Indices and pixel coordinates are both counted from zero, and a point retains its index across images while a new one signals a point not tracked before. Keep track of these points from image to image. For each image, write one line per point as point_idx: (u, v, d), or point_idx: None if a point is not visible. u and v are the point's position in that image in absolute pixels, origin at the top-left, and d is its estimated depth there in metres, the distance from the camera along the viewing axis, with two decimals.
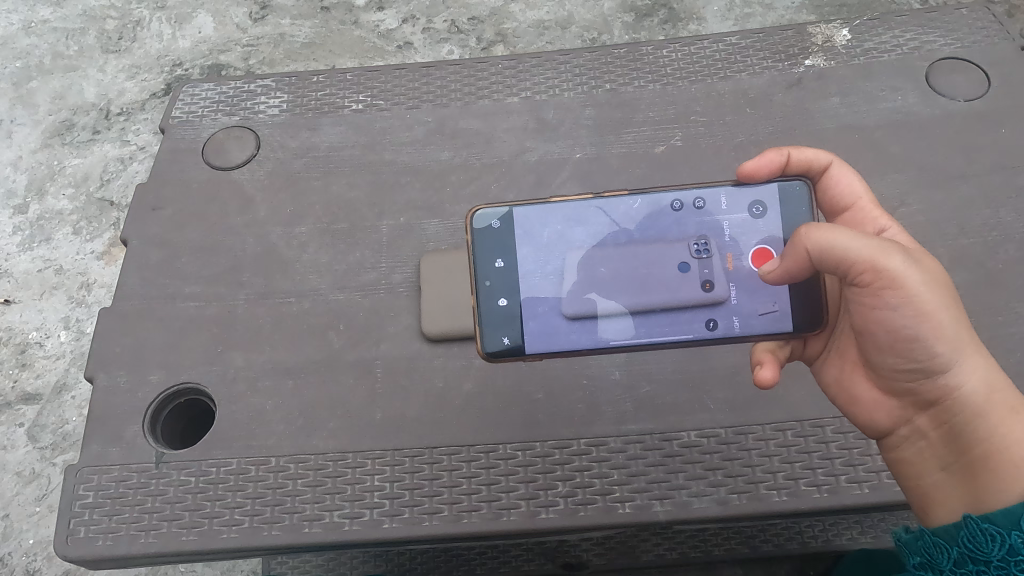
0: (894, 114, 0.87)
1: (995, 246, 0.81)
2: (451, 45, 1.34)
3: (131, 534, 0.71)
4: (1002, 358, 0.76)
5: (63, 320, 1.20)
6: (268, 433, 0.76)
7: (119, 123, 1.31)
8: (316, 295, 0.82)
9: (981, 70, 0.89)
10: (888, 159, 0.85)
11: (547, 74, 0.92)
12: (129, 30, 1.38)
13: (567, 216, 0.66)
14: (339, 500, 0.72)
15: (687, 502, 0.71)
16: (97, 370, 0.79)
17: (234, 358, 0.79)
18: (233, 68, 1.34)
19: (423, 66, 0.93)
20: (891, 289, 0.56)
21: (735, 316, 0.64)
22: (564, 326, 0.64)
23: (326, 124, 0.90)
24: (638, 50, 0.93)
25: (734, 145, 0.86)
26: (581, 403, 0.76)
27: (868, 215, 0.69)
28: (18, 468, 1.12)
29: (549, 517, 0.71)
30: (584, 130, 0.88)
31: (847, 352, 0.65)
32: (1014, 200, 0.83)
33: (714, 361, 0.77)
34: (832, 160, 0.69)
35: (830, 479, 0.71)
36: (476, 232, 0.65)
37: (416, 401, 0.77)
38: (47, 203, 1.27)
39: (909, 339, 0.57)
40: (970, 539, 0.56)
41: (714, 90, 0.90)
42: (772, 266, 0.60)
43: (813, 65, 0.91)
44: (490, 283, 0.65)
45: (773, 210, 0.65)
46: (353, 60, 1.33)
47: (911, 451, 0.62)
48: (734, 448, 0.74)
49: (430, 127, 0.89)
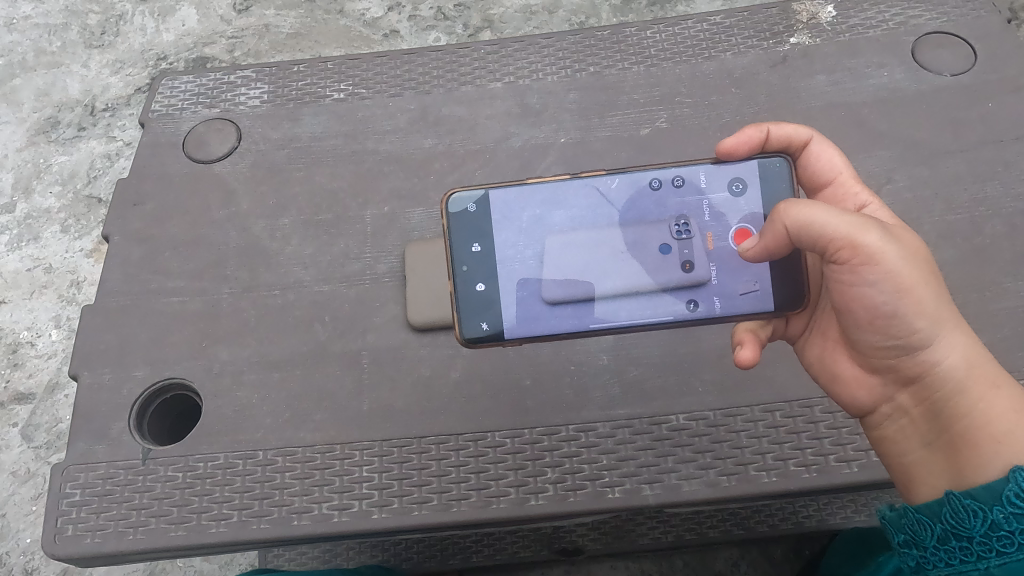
0: (880, 90, 0.86)
1: (982, 221, 0.80)
2: (438, 32, 1.33)
3: (119, 531, 0.71)
4: (991, 334, 0.75)
5: (54, 318, 1.20)
6: (256, 426, 0.76)
7: (104, 119, 1.30)
8: (300, 287, 0.81)
9: (967, 45, 0.88)
10: (874, 136, 0.84)
11: (530, 58, 0.91)
12: (112, 24, 1.36)
13: (545, 199, 0.66)
14: (328, 492, 0.72)
15: (677, 485, 0.71)
16: (82, 367, 0.79)
17: (219, 353, 0.79)
18: (219, 60, 1.33)
19: (405, 53, 0.92)
20: (869, 265, 0.56)
21: (716, 296, 0.64)
22: (543, 312, 0.64)
23: (308, 115, 0.89)
24: (621, 32, 0.92)
25: (719, 126, 0.86)
26: (569, 389, 0.76)
27: (849, 190, 0.69)
28: (13, 468, 1.12)
29: (539, 503, 0.71)
30: (568, 114, 0.87)
31: (829, 330, 0.65)
32: (1001, 173, 0.82)
33: (701, 343, 0.77)
34: (812, 135, 0.68)
35: (819, 459, 0.71)
36: (453, 216, 0.64)
37: (403, 391, 0.77)
38: (34, 202, 1.26)
39: (887, 314, 0.57)
40: (952, 515, 0.56)
41: (699, 71, 0.89)
42: (750, 243, 0.60)
43: (798, 42, 0.90)
44: (467, 267, 0.64)
45: (753, 187, 0.64)
46: (340, 50, 1.32)
47: (892, 428, 0.62)
48: (723, 430, 0.73)
49: (413, 114, 0.89)
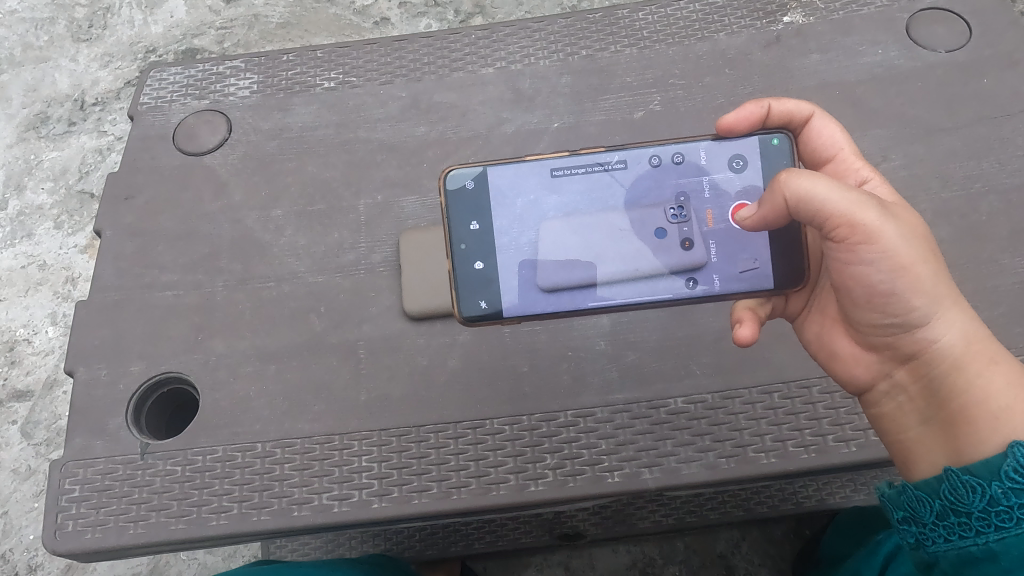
0: (875, 68, 0.86)
1: (978, 198, 0.80)
2: (429, 19, 1.32)
3: (119, 526, 0.71)
4: (986, 311, 0.75)
5: (50, 316, 1.19)
6: (254, 418, 0.75)
7: (95, 114, 1.30)
8: (295, 278, 0.81)
9: (963, 21, 0.88)
10: (869, 115, 0.84)
11: (521, 42, 0.90)
12: (100, 17, 1.35)
13: (542, 176, 0.65)
14: (328, 482, 0.72)
15: (676, 468, 0.71)
16: (76, 363, 0.79)
17: (215, 346, 0.79)
18: (208, 52, 1.32)
19: (395, 40, 0.91)
20: (866, 243, 0.55)
21: (715, 274, 0.64)
22: (542, 292, 0.64)
23: (298, 104, 0.89)
24: (613, 14, 0.91)
25: (713, 107, 0.85)
26: (567, 374, 0.76)
27: (851, 166, 0.68)
28: (14, 466, 1.12)
29: (539, 489, 0.71)
30: (560, 99, 0.87)
31: (827, 308, 0.65)
32: (997, 149, 0.82)
33: (698, 327, 0.77)
34: (813, 111, 0.68)
35: (818, 440, 0.71)
36: (450, 193, 0.64)
37: (400, 380, 0.76)
38: (26, 198, 1.25)
39: (884, 293, 0.57)
40: (950, 492, 0.55)
41: (692, 52, 0.88)
42: (748, 213, 0.61)
43: (792, 21, 0.89)
44: (465, 245, 0.64)
45: (753, 163, 0.64)
46: (330, 38, 1.31)
47: (891, 406, 0.62)
48: (722, 413, 0.73)
49: (404, 102, 0.88)
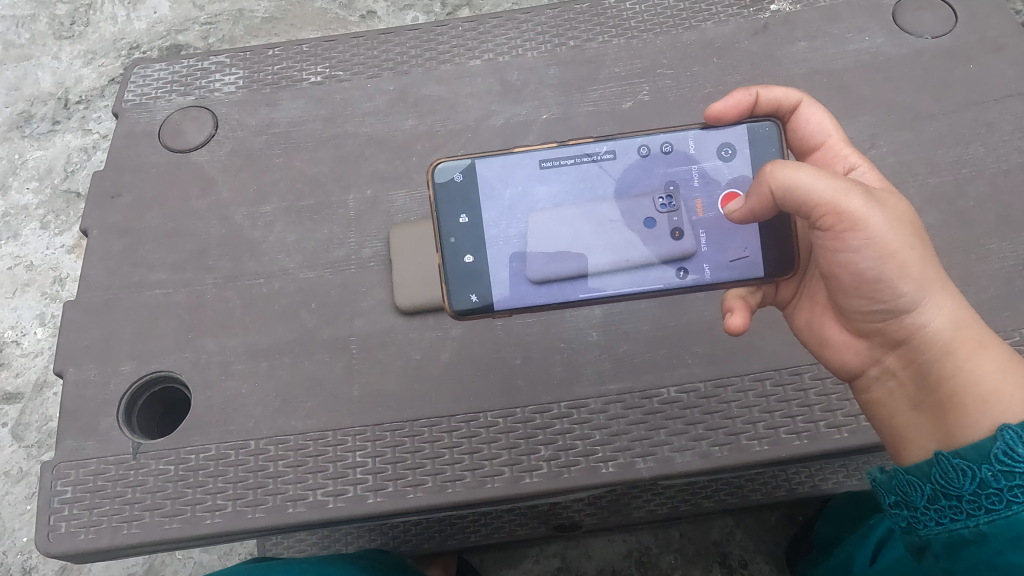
0: (862, 55, 0.86)
1: (965, 183, 0.80)
2: (416, 11, 1.31)
3: (113, 526, 0.71)
4: (975, 296, 0.76)
5: (38, 316, 1.19)
6: (246, 416, 0.75)
7: (79, 112, 1.29)
8: (285, 275, 0.81)
9: (949, 6, 0.88)
10: (856, 102, 0.84)
11: (509, 34, 0.90)
12: (82, 14, 1.34)
13: (531, 168, 0.65)
14: (322, 478, 0.72)
15: (670, 458, 0.71)
16: (66, 364, 0.78)
17: (206, 344, 0.78)
18: (193, 47, 1.31)
19: (381, 33, 0.91)
20: (852, 230, 0.56)
21: (706, 264, 0.64)
22: (532, 285, 0.64)
23: (285, 100, 0.88)
24: (600, 4, 0.91)
25: (702, 97, 0.85)
26: (559, 366, 0.76)
27: (839, 153, 0.68)
28: (5, 468, 1.11)
29: (534, 481, 0.71)
30: (549, 90, 0.87)
31: (817, 295, 0.66)
32: (984, 135, 0.82)
33: (690, 316, 0.77)
34: (802, 98, 0.68)
35: (810, 426, 0.71)
36: (438, 186, 0.64)
37: (393, 374, 0.76)
38: (11, 198, 1.24)
39: (872, 280, 0.57)
40: (941, 475, 0.56)
41: (679, 41, 0.88)
42: (737, 206, 0.61)
43: (778, 9, 0.89)
44: (454, 239, 0.64)
45: (742, 151, 0.64)
46: (317, 32, 1.31)
47: (882, 391, 0.62)
48: (714, 402, 0.73)
49: (392, 95, 0.88)
